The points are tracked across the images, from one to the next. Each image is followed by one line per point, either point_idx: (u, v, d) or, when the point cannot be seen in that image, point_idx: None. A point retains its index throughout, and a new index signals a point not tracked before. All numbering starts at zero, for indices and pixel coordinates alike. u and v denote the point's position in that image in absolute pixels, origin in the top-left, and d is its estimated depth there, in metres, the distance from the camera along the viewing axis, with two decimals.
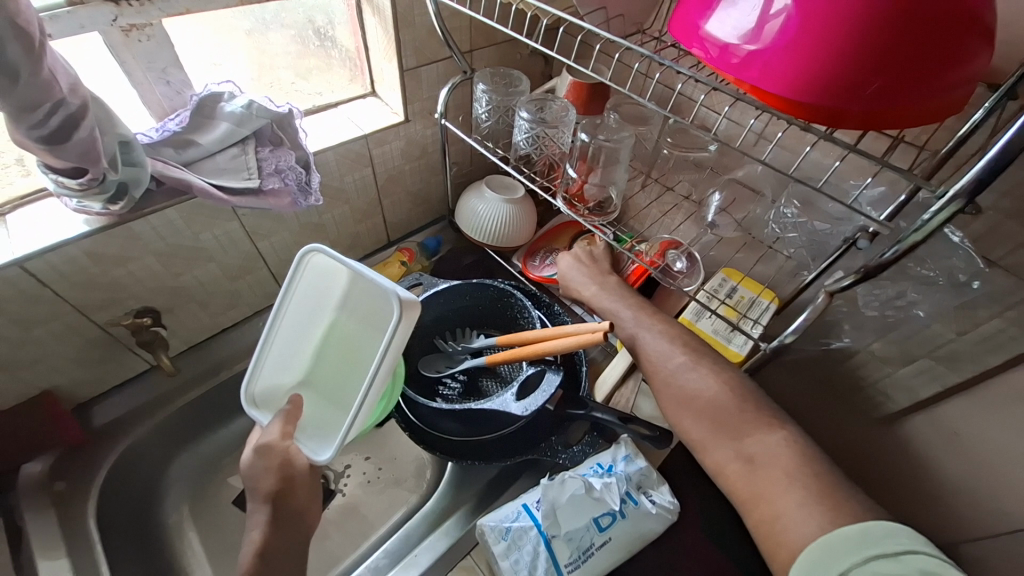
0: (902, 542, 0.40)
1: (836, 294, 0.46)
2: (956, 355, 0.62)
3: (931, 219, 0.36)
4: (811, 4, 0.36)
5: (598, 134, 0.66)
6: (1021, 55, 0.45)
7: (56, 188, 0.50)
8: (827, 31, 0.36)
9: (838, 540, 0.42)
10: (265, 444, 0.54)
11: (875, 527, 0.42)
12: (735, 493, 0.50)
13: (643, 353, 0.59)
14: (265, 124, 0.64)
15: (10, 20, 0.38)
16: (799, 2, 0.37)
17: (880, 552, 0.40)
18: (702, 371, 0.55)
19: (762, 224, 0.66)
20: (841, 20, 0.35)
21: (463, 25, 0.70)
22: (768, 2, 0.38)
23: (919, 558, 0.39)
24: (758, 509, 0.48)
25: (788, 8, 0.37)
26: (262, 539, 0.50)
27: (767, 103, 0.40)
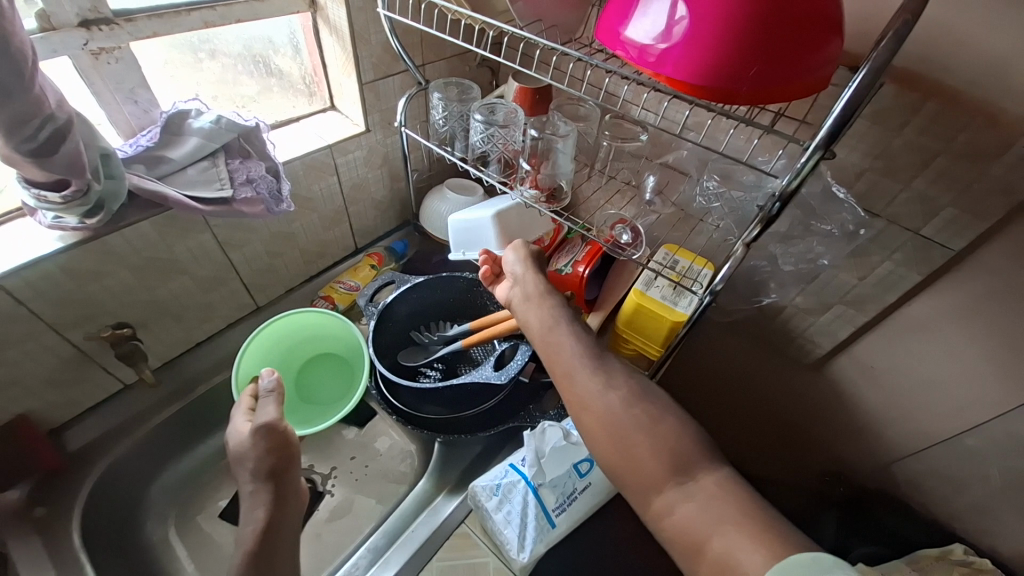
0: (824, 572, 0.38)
1: (751, 244, 0.53)
2: (861, 298, 0.73)
3: (804, 166, 0.45)
4: (705, 9, 0.46)
5: (546, 130, 0.74)
6: (869, 42, 0.57)
7: (37, 203, 0.53)
8: (715, 30, 0.45)
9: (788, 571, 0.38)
10: (266, 423, 0.60)
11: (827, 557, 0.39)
12: (680, 541, 0.45)
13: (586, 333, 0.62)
14: (234, 138, 0.68)
15: (5, 39, 0.42)
16: (695, 8, 0.46)
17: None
18: (607, 366, 0.55)
19: (692, 200, 0.77)
20: (724, 22, 0.45)
21: (416, 41, 0.77)
22: (671, 10, 0.47)
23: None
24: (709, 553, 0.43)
25: (688, 13, 0.46)
26: (267, 517, 0.58)
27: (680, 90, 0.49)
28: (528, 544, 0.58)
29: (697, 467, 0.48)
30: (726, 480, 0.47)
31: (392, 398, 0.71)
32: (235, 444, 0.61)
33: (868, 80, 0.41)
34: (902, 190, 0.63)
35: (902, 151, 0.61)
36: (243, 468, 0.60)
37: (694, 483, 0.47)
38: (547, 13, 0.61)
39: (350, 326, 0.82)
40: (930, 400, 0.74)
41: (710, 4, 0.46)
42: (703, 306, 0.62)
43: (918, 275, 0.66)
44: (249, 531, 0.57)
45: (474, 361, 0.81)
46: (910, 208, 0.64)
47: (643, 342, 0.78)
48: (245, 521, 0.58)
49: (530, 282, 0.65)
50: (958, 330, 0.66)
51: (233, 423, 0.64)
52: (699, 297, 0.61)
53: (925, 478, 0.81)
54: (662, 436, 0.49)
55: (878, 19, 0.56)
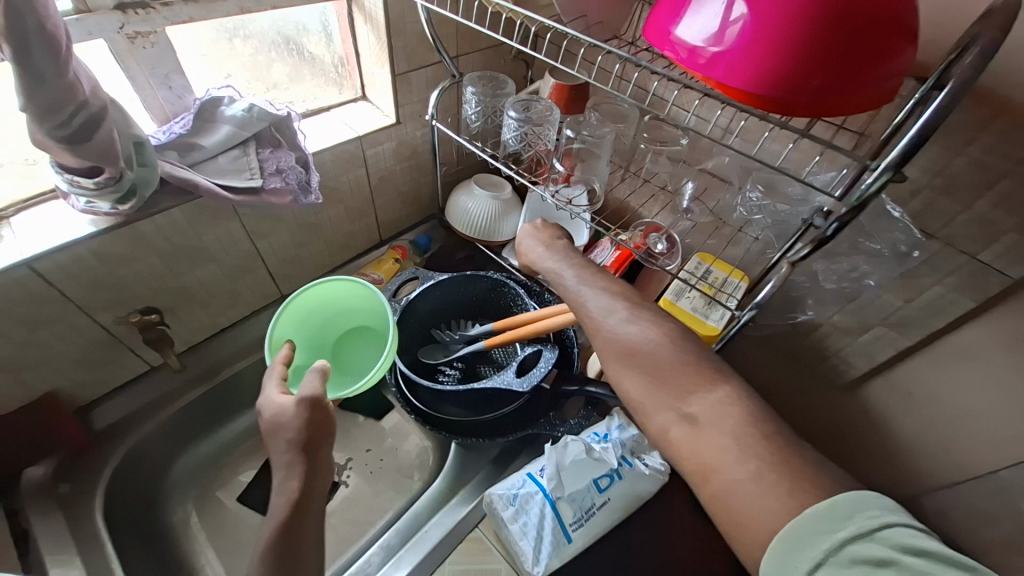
0: (873, 516, 0.36)
1: (797, 264, 0.51)
2: (905, 321, 0.69)
3: (869, 188, 0.42)
4: (764, 13, 0.43)
5: (582, 130, 0.73)
6: (941, 53, 0.53)
7: (69, 188, 0.53)
8: (776, 36, 0.42)
9: (806, 522, 0.37)
10: (307, 398, 0.59)
11: (844, 499, 0.37)
12: (687, 465, 0.45)
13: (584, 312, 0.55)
14: (265, 128, 0.67)
15: (40, 27, 0.41)
16: (754, 10, 0.43)
17: (852, 533, 0.35)
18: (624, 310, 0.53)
19: (732, 209, 0.73)
20: (787, 27, 0.42)
21: (451, 31, 0.75)
22: (726, 10, 0.44)
23: (894, 533, 0.35)
24: (709, 480, 0.43)
25: (745, 15, 0.43)
26: (300, 487, 0.56)
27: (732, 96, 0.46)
28: (543, 558, 0.57)
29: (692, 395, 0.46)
30: (721, 406, 0.45)
31: (413, 398, 0.70)
32: (272, 415, 0.59)
33: (950, 101, 0.37)
34: (961, 212, 0.59)
35: (965, 170, 0.57)
36: (278, 438, 0.59)
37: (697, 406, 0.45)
38: (592, 9, 0.57)
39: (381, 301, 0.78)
40: (971, 432, 0.70)
41: (772, 7, 0.42)
42: (739, 325, 0.60)
43: (971, 302, 0.62)
44: (282, 500, 0.55)
45: (494, 362, 0.81)
46: (969, 231, 0.59)
47: None
48: (280, 490, 0.56)
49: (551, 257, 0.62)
50: (1011, 362, 0.62)
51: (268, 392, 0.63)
52: (735, 315, 0.58)
53: (957, 512, 0.77)
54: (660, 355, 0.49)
55: (953, 27, 0.51)
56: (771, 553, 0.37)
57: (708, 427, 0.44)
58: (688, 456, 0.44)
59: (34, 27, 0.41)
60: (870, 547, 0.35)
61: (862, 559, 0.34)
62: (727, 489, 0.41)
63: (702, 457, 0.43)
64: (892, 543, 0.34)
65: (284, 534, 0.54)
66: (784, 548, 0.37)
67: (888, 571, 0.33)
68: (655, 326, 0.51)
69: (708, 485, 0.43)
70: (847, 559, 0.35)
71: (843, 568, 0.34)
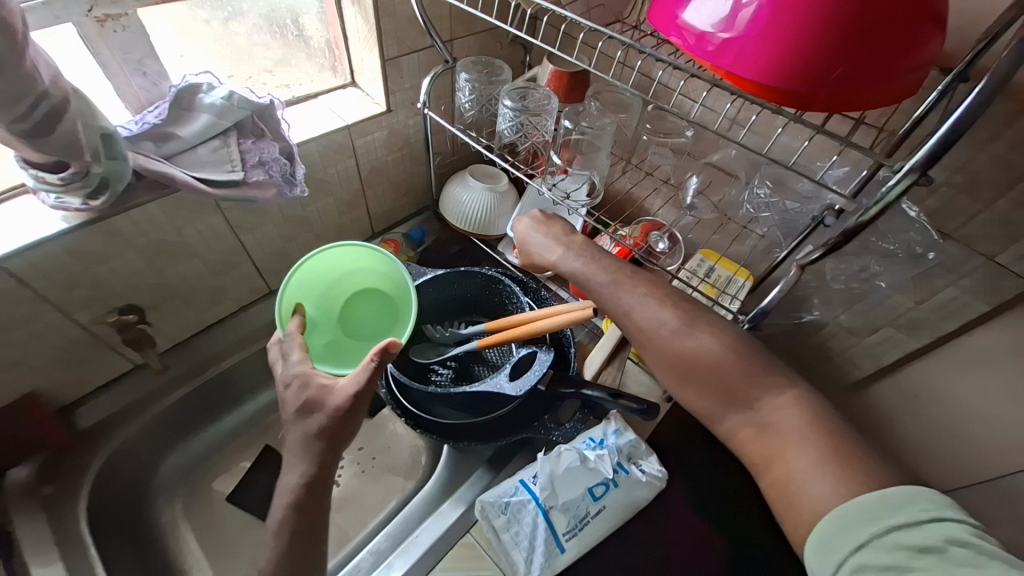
0: (927, 508, 0.37)
1: (807, 267, 0.48)
2: (916, 323, 0.66)
3: (889, 192, 0.39)
4: None
5: (580, 121, 0.70)
6: (970, 40, 0.49)
7: (36, 184, 0.50)
8: (791, 24, 0.38)
9: (861, 506, 0.38)
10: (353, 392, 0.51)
11: (899, 492, 0.38)
12: (753, 461, 0.46)
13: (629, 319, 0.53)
14: (247, 116, 0.63)
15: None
16: None
17: (902, 521, 0.37)
18: (675, 316, 0.51)
19: (737, 205, 0.69)
20: (804, 12, 0.38)
21: (444, 13, 0.71)
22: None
23: (946, 526, 0.35)
24: (770, 473, 0.44)
25: None
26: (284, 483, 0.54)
27: (741, 87, 0.42)
28: (536, 568, 0.56)
29: (753, 398, 0.47)
30: (786, 406, 0.46)
31: (403, 399, 0.69)
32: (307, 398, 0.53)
33: (985, 96, 0.34)
34: (981, 211, 0.56)
35: (987, 167, 0.54)
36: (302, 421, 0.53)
37: (761, 405, 0.46)
38: None
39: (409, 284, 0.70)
40: (980, 437, 0.68)
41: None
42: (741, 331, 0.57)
43: (985, 305, 0.59)
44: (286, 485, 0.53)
45: (489, 363, 0.79)
46: (988, 231, 0.56)
47: None
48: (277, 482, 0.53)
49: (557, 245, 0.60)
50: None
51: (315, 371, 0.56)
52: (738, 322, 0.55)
53: None
54: (711, 356, 0.48)
55: (983, 14, 0.48)
56: (817, 529, 0.39)
57: (776, 429, 0.45)
58: (754, 452, 0.46)
59: None
60: (918, 535, 0.36)
61: (907, 545, 0.35)
62: (786, 477, 0.43)
63: (768, 454, 0.45)
64: (941, 535, 0.35)
65: (283, 532, 0.51)
66: (831, 526, 0.39)
67: (930, 559, 0.34)
68: (681, 333, 0.49)
69: (769, 477, 0.45)
70: (893, 544, 0.36)
71: (887, 551, 0.36)
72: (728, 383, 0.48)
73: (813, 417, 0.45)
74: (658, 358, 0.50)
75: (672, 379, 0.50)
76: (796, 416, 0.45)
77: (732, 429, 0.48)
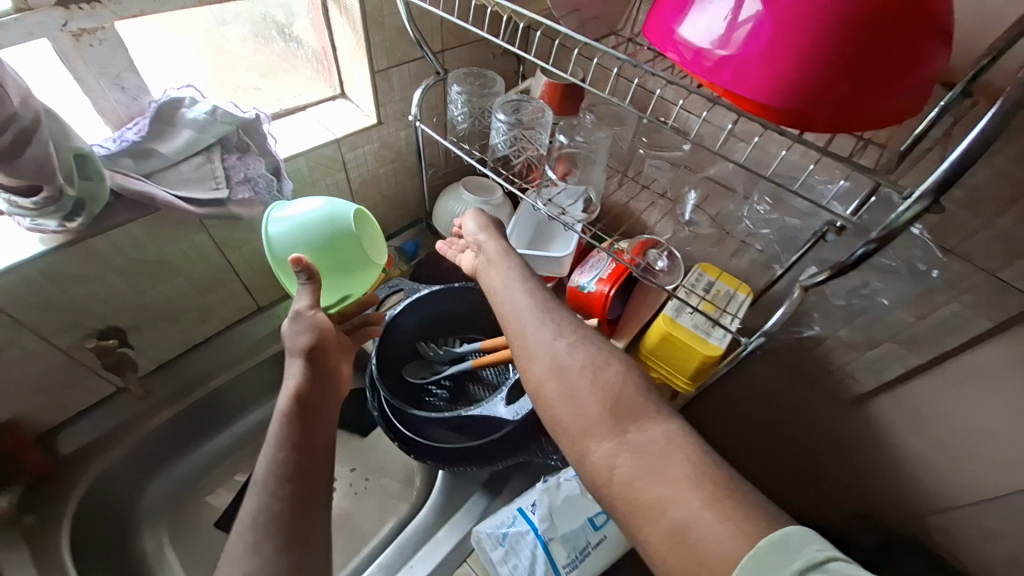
0: (821, 548, 0.34)
1: (811, 289, 0.47)
2: (916, 338, 0.65)
3: (900, 216, 0.37)
4: (781, 11, 0.37)
5: (575, 136, 0.68)
6: (973, 56, 0.48)
7: (8, 208, 0.48)
8: (793, 43, 0.37)
9: (764, 551, 0.34)
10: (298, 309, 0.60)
11: (795, 530, 0.35)
12: (624, 496, 0.42)
13: (523, 324, 0.56)
14: (232, 131, 0.61)
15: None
16: (768, 8, 0.37)
17: (805, 563, 0.33)
18: (570, 335, 0.54)
19: (736, 220, 0.68)
20: (807, 31, 0.36)
21: (434, 24, 0.69)
22: (736, 7, 0.38)
23: (840, 565, 0.32)
24: (652, 506, 0.40)
25: (757, 14, 0.38)
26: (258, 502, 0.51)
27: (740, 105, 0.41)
28: None
29: (631, 426, 0.45)
30: (676, 433, 0.44)
31: (398, 423, 0.68)
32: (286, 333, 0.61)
33: (997, 121, 0.33)
34: (982, 227, 0.54)
35: (990, 183, 0.52)
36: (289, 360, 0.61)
37: (635, 435, 0.44)
38: (586, 3, 0.51)
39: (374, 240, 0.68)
40: (983, 452, 0.66)
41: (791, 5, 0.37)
42: (745, 350, 0.55)
43: (987, 322, 0.58)
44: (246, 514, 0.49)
45: (484, 381, 0.77)
46: (991, 247, 0.55)
47: (669, 373, 0.73)
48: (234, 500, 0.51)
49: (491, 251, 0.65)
50: None
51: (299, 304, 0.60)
52: (741, 342, 0.53)
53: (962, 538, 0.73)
54: (605, 386, 0.49)
55: (986, 29, 0.46)
56: None
57: (655, 458, 0.42)
58: (628, 484, 0.42)
59: None
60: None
61: None
62: (681, 521, 0.38)
63: (644, 489, 0.41)
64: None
65: None
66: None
67: None
68: (581, 351, 0.52)
69: (642, 513, 0.40)
70: None
71: None
72: (608, 406, 0.47)
73: (695, 449, 0.43)
74: (541, 371, 0.52)
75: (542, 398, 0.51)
76: (680, 445, 0.43)
77: (609, 461, 0.44)
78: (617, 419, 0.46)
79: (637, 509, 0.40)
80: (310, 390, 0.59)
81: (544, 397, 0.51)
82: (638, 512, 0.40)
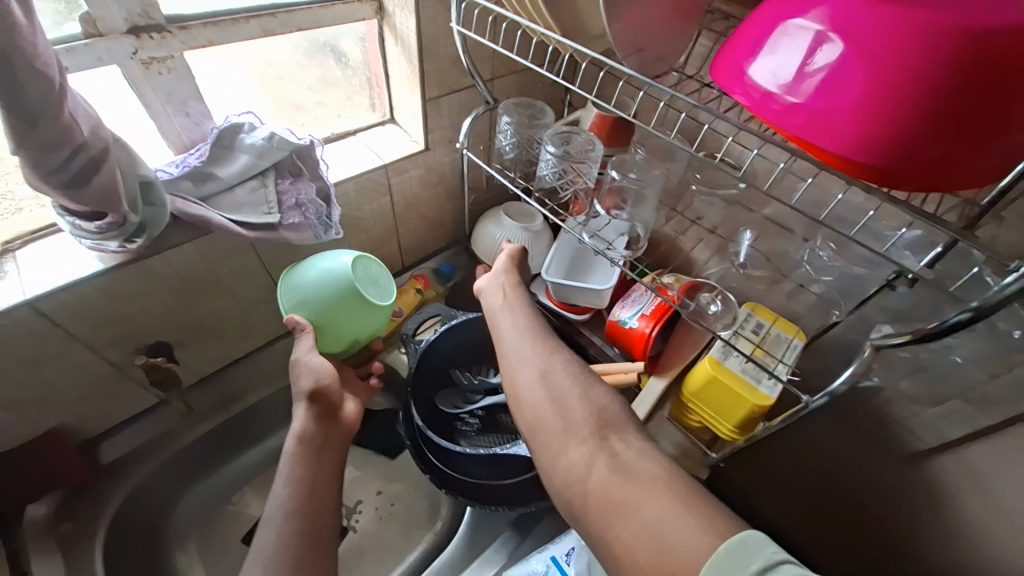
0: (777, 550, 0.36)
1: (883, 349, 0.45)
2: (987, 399, 0.54)
3: (1004, 289, 0.35)
4: (868, 59, 0.35)
5: (627, 172, 0.67)
6: None
7: (75, 231, 0.49)
8: (875, 89, 0.34)
9: (725, 552, 0.37)
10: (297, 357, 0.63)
11: (752, 534, 0.38)
12: (597, 501, 0.45)
13: (526, 343, 0.62)
14: (287, 157, 0.62)
15: (29, 66, 0.37)
16: (851, 54, 0.35)
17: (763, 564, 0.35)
18: (570, 361, 0.60)
19: (794, 263, 0.66)
20: (892, 77, 0.34)
21: (486, 55, 0.69)
22: (812, 48, 0.36)
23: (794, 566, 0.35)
24: (624, 512, 0.43)
25: (836, 60, 0.35)
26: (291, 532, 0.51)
27: (811, 154, 0.38)
28: None
29: (615, 440, 0.50)
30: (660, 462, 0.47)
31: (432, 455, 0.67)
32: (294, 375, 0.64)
33: None
34: None
35: None
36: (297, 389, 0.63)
37: (615, 447, 0.49)
38: (648, 42, 0.49)
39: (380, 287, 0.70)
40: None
41: (875, 47, 0.34)
42: (805, 409, 0.51)
43: None
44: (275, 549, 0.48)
45: None
46: None
47: (712, 418, 0.70)
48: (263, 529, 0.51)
49: (503, 278, 0.71)
50: None
51: (297, 351, 0.64)
52: (802, 400, 0.49)
53: None
54: (596, 406, 0.54)
55: None
56: None
57: (630, 471, 0.46)
58: (603, 492, 0.46)
59: (25, 73, 0.37)
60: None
61: None
62: (648, 523, 0.41)
63: (615, 496, 0.45)
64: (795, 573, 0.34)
65: None
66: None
67: None
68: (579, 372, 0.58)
69: (612, 519, 0.44)
70: None
71: None
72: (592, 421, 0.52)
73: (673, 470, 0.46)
74: (535, 383, 0.57)
75: (532, 409, 0.56)
76: (658, 464, 0.47)
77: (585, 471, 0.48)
78: (599, 429, 0.51)
79: (608, 512, 0.44)
80: (315, 430, 0.61)
81: (531, 405, 0.56)
82: (608, 514, 0.44)
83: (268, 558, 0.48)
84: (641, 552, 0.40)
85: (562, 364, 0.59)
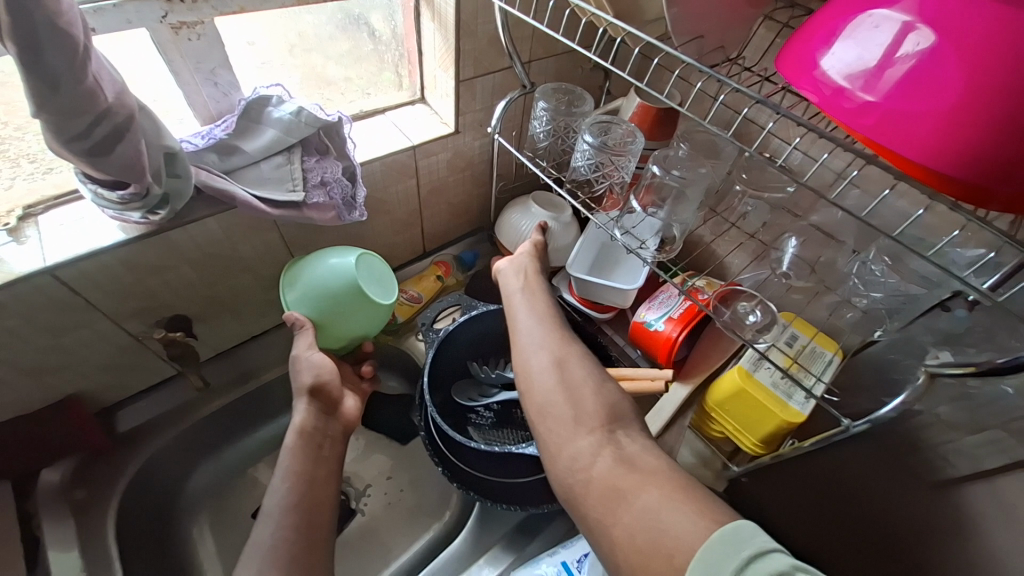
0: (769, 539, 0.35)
1: (940, 377, 0.42)
2: None
3: None
4: (965, 53, 0.30)
5: (671, 169, 0.61)
6: None
7: (96, 199, 0.48)
8: (968, 87, 0.30)
9: (719, 539, 0.35)
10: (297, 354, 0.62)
11: (747, 522, 0.36)
12: (601, 493, 0.43)
13: (543, 331, 0.60)
14: (314, 134, 0.60)
15: (50, 24, 0.35)
16: (945, 48, 0.30)
17: (755, 551, 0.34)
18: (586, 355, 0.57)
19: (842, 276, 0.60)
20: (991, 74, 0.29)
21: (526, 35, 0.66)
22: (898, 38, 0.32)
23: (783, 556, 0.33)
24: (628, 503, 0.41)
25: (927, 53, 0.31)
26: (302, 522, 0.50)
27: (883, 157, 0.34)
28: None
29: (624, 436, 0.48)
30: (664, 466, 0.44)
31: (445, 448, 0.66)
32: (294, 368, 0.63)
33: None
34: None
35: None
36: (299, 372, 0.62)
37: (623, 439, 0.47)
38: (710, 29, 0.45)
39: (382, 282, 0.69)
40: None
41: (977, 39, 0.29)
42: (843, 434, 0.48)
43: None
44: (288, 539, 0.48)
45: None
46: None
47: (736, 430, 0.68)
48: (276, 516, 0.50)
49: (526, 263, 0.69)
50: None
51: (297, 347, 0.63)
52: (842, 423, 0.46)
53: None
54: (608, 401, 0.51)
55: None
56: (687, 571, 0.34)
57: (639, 466, 0.44)
58: (607, 484, 0.43)
59: (45, 31, 0.35)
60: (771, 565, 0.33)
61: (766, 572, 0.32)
62: (645, 512, 0.40)
63: (620, 486, 0.42)
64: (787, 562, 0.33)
65: None
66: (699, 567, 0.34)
67: None
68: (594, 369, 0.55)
69: (613, 513, 0.41)
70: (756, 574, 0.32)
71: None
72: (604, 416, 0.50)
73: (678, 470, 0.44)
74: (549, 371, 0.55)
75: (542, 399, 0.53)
76: (662, 461, 0.45)
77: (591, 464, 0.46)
78: (610, 424, 0.49)
79: (614, 502, 0.42)
80: (316, 425, 0.61)
81: (544, 394, 0.54)
82: (610, 503, 0.42)
83: (272, 548, 0.47)
84: (640, 538, 0.39)
85: (581, 358, 0.56)
